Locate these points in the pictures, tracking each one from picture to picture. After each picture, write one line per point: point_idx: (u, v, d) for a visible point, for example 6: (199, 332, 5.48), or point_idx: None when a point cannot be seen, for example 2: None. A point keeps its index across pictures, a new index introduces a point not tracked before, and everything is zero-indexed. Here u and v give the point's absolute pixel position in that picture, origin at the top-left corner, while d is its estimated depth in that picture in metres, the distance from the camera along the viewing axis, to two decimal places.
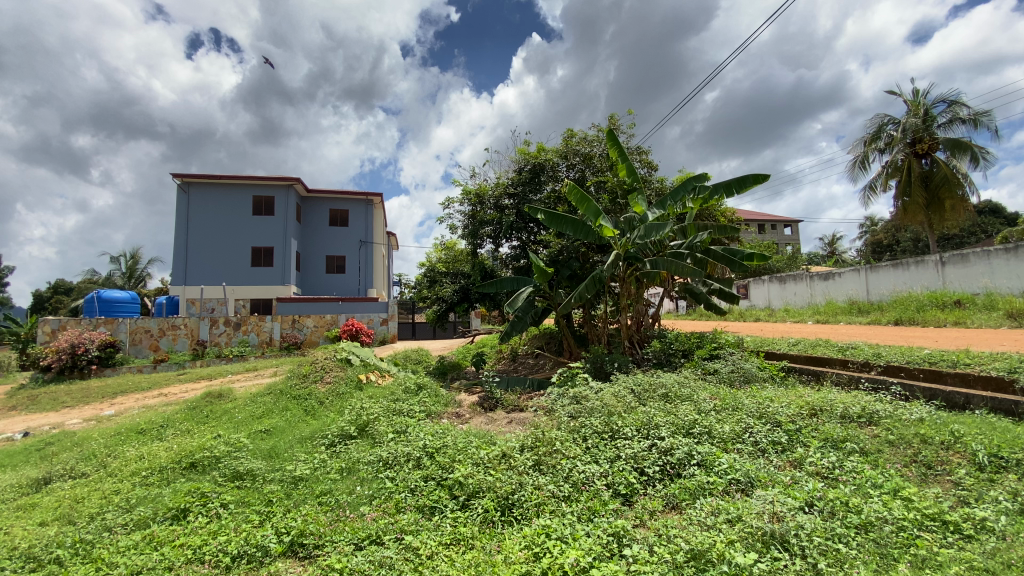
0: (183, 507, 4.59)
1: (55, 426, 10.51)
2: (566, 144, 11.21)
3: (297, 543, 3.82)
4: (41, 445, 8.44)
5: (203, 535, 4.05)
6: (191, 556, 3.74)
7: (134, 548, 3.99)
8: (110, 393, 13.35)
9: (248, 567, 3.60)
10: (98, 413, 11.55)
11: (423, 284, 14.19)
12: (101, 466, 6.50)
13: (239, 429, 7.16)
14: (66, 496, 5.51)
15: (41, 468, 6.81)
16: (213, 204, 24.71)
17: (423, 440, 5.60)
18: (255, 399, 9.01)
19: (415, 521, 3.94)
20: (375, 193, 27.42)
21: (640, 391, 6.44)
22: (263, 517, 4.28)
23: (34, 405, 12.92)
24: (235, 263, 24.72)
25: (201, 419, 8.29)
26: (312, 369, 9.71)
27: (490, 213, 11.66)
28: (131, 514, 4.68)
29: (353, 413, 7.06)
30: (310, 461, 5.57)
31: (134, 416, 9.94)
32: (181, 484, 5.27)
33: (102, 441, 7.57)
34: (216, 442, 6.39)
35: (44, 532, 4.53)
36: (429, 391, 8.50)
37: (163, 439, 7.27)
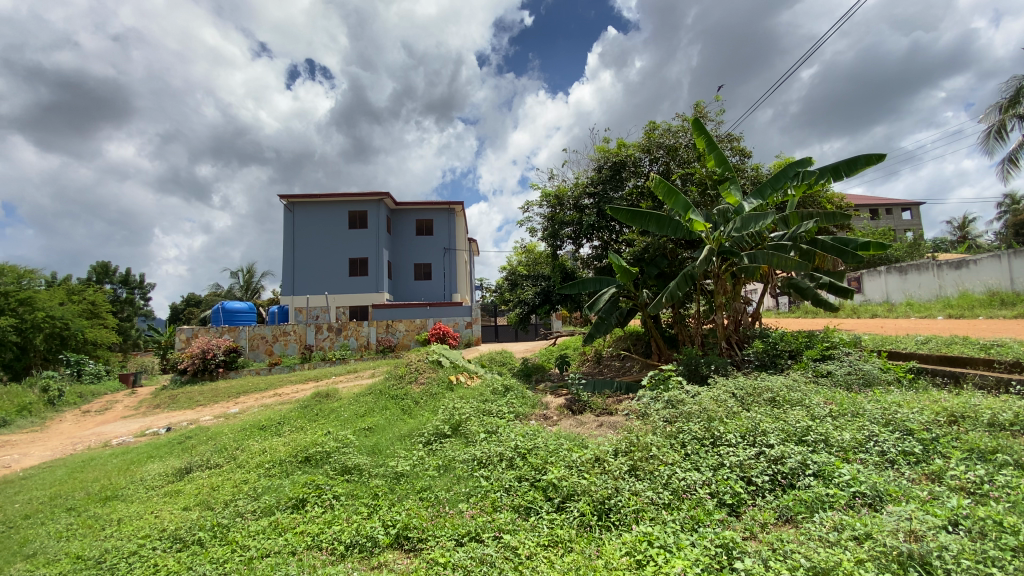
0: (301, 497, 5.02)
1: (192, 422, 11.95)
2: (648, 138, 10.85)
3: (403, 535, 4.00)
4: (182, 439, 9.64)
5: (320, 524, 4.38)
6: (310, 543, 4.07)
7: (262, 533, 4.42)
8: (234, 393, 15.00)
9: (360, 556, 3.84)
10: (225, 411, 12.99)
11: (505, 287, 14.40)
12: (231, 458, 7.30)
13: (346, 426, 7.70)
14: (205, 483, 6.27)
15: (185, 458, 7.81)
16: (313, 220, 26.94)
17: (514, 441, 5.65)
18: (357, 398, 9.65)
19: (512, 521, 3.97)
20: (457, 201, 28.31)
21: (742, 395, 6.01)
22: (371, 510, 4.55)
23: (174, 404, 14.82)
24: (333, 273, 26.71)
25: (312, 416, 9.02)
26: (407, 370, 10.25)
27: (570, 213, 11.56)
28: (258, 502, 5.18)
29: (446, 413, 7.30)
30: (410, 458, 5.84)
31: (255, 414, 11.04)
32: (298, 476, 5.77)
33: (231, 436, 8.50)
34: (326, 438, 6.91)
35: (189, 515, 5.17)
36: (517, 392, 8.58)
37: (281, 435, 8.01)
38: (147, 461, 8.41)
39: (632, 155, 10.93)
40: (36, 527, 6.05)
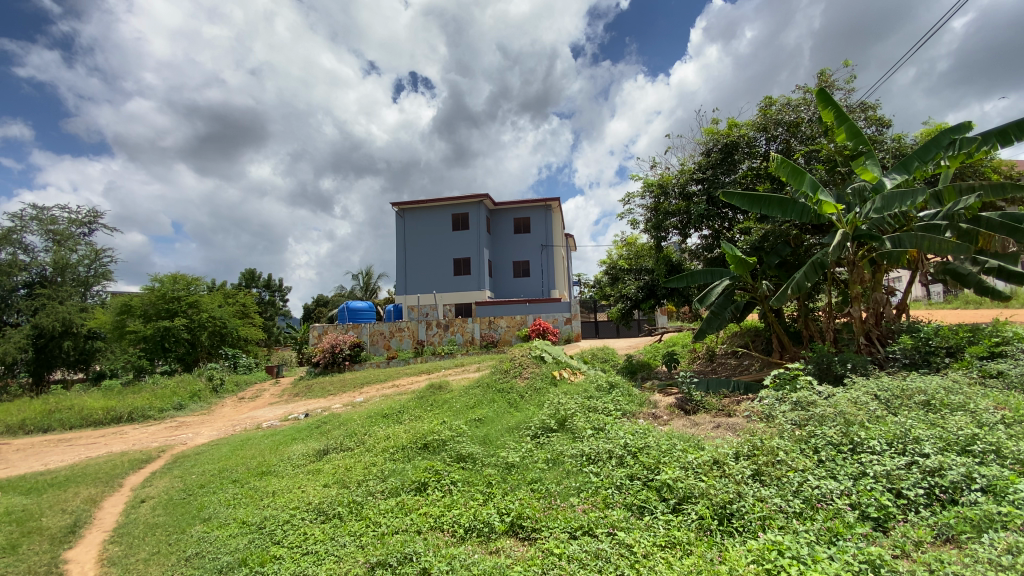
0: (423, 481, 5.41)
1: (325, 410, 13.40)
2: (764, 115, 10.04)
3: (517, 523, 4.15)
4: (319, 424, 10.86)
5: (442, 507, 4.71)
6: (433, 524, 4.38)
7: (391, 511, 4.88)
8: (358, 383, 16.54)
9: (479, 539, 4.05)
10: (352, 400, 14.38)
11: (605, 282, 14.17)
12: (359, 442, 8.05)
13: (459, 417, 8.13)
14: (340, 463, 7.02)
15: (322, 441, 8.79)
16: (420, 223, 28.75)
17: (624, 438, 5.57)
18: (466, 391, 10.12)
19: (625, 519, 3.93)
20: (553, 197, 28.40)
21: (887, 398, 5.33)
22: (486, 497, 4.79)
23: (310, 393, 16.73)
24: (439, 273, 28.25)
25: (428, 406, 9.65)
26: (511, 365, 10.55)
27: (675, 202, 11.07)
28: (386, 483, 5.67)
29: (552, 408, 7.38)
30: (519, 450, 6.01)
31: (378, 403, 12.06)
32: (419, 461, 6.23)
33: (358, 423, 9.37)
34: (441, 427, 7.35)
35: (329, 491, 5.85)
36: (623, 389, 8.39)
37: (401, 423, 8.68)
38: (292, 442, 9.61)
39: (746, 136, 10.20)
40: (210, 495, 7.21)
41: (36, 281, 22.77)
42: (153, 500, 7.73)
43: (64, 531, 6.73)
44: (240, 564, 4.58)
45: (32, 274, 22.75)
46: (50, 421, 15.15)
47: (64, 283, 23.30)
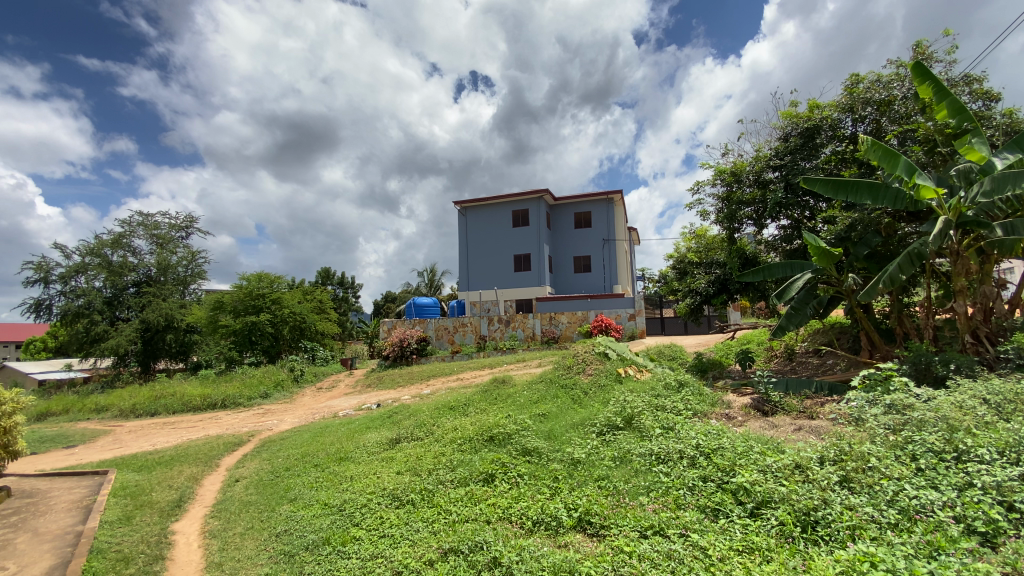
0: (490, 473, 5.54)
1: (395, 401, 14.02)
2: (849, 95, 9.30)
3: (585, 519, 4.15)
4: (390, 414, 11.38)
5: (510, 499, 4.81)
6: (501, 515, 4.49)
7: (461, 501, 5.05)
8: (425, 376, 17.13)
9: (547, 533, 4.09)
10: (420, 392, 14.93)
11: (672, 277, 13.73)
12: (428, 433, 8.35)
13: (523, 411, 8.22)
14: (411, 452, 7.33)
15: (394, 431, 9.20)
16: (482, 220, 29.22)
17: (696, 439, 5.39)
18: (530, 385, 10.20)
19: (698, 521, 3.81)
20: (616, 190, 27.81)
21: (999, 403, 4.78)
22: (553, 491, 4.82)
23: (382, 384, 17.57)
24: (501, 269, 28.59)
25: (492, 399, 9.83)
26: (575, 361, 10.51)
27: (750, 191, 10.50)
28: (455, 473, 5.86)
29: (618, 405, 7.29)
30: (585, 446, 5.99)
31: (443, 396, 12.45)
32: (486, 453, 6.37)
33: (427, 414, 9.71)
34: (506, 421, 7.47)
35: (402, 479, 6.13)
36: (692, 388, 8.12)
37: (468, 415, 8.90)
38: (367, 431, 10.15)
39: (829, 118, 9.53)
40: (295, 477, 7.78)
41: (143, 280, 25.48)
42: (246, 480, 8.47)
43: (171, 505, 7.53)
44: (323, 543, 4.93)
45: (140, 274, 25.48)
46: (156, 405, 16.96)
47: (167, 282, 25.89)
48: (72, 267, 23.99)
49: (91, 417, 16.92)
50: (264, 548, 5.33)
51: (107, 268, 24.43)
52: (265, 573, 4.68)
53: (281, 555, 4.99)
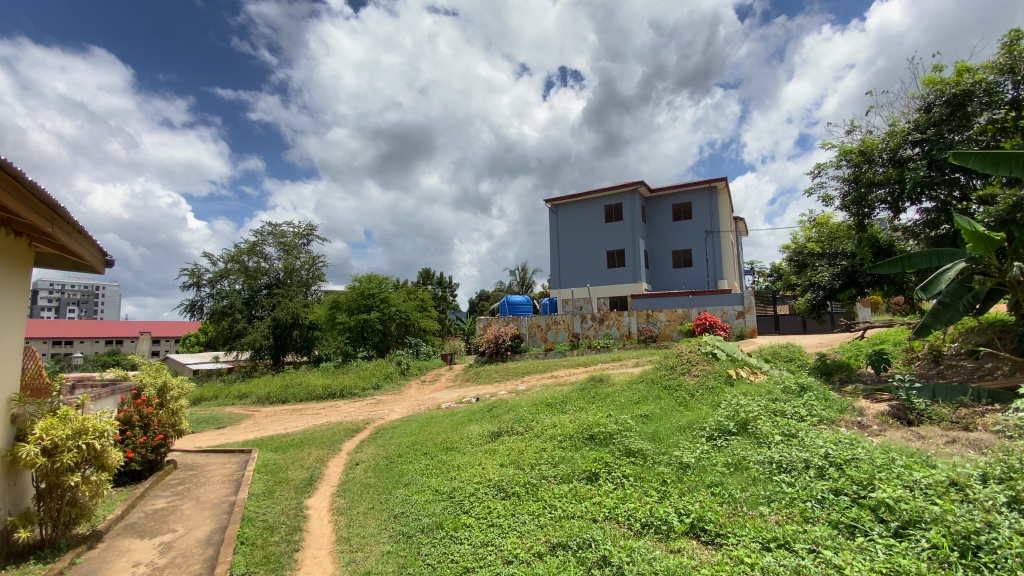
0: (594, 471, 5.52)
1: (493, 395, 14.49)
2: (1011, 52, 7.91)
3: (699, 526, 3.98)
4: (490, 407, 11.77)
5: (616, 499, 4.76)
6: (608, 514, 4.48)
7: (565, 497, 5.12)
8: (521, 373, 17.45)
9: (657, 536, 4.00)
10: (516, 387, 15.28)
11: (788, 270, 12.60)
12: (528, 428, 8.50)
13: (625, 411, 8.06)
14: (513, 446, 7.53)
15: (495, 424, 9.48)
16: (575, 217, 29.03)
17: (824, 448, 4.93)
18: (630, 385, 9.96)
19: (831, 537, 3.49)
20: (719, 178, 26.11)
21: None
22: (661, 494, 4.69)
23: (480, 379, 18.28)
24: (595, 266, 28.19)
25: (591, 398, 9.75)
26: (679, 361, 10.09)
27: (882, 172, 9.34)
28: (558, 469, 5.92)
29: (730, 408, 6.89)
30: (695, 451, 5.72)
31: (540, 392, 12.58)
32: (588, 451, 6.35)
33: (526, 409, 9.89)
34: (607, 420, 7.38)
35: (506, 471, 6.33)
36: (816, 393, 7.40)
37: (566, 413, 8.94)
38: (469, 423, 10.59)
39: (983, 82, 8.22)
40: (407, 464, 8.37)
41: (274, 283, 28.84)
42: (365, 464, 9.27)
43: (304, 483, 8.46)
44: (437, 527, 5.27)
45: (271, 278, 28.88)
46: (286, 394, 19.12)
47: (292, 284, 29.07)
48: (218, 272, 27.84)
49: (236, 402, 19.55)
50: (385, 528, 5.79)
51: (245, 273, 28.02)
52: (387, 550, 5.10)
53: (399, 536, 5.40)
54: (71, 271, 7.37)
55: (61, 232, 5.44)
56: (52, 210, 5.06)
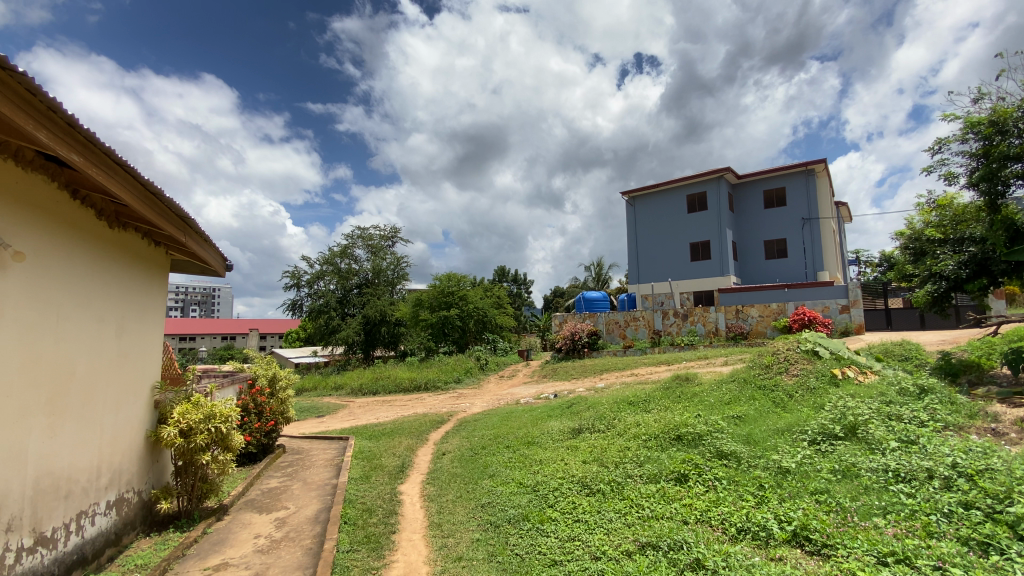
0: (683, 473, 5.36)
1: (571, 392, 14.49)
2: None
3: (802, 535, 3.74)
4: (570, 404, 11.77)
5: (708, 502, 4.59)
6: (700, 517, 4.34)
7: (653, 497, 5.02)
8: (599, 370, 17.25)
9: (755, 542, 3.82)
10: (595, 384, 15.17)
11: (903, 259, 11.32)
12: (610, 426, 8.39)
13: (715, 411, 7.71)
14: (596, 444, 7.46)
15: (575, 421, 9.47)
16: (655, 209, 28.07)
17: (951, 457, 4.41)
18: (719, 385, 9.49)
19: (961, 554, 3.13)
20: (818, 160, 23.98)
21: None
22: (758, 500, 4.45)
23: (558, 374, 18.36)
24: (677, 259, 27.08)
25: (677, 397, 9.42)
26: (775, 360, 9.46)
27: (1019, 144, 8.12)
28: (644, 468, 5.81)
29: (835, 411, 6.35)
30: (796, 456, 5.34)
31: (621, 390, 12.37)
32: (675, 452, 6.16)
33: (607, 407, 9.78)
34: (696, 420, 7.09)
35: (590, 468, 6.32)
36: (940, 396, 6.61)
37: (651, 412, 8.71)
38: (549, 419, 10.68)
39: None
40: (491, 456, 8.60)
41: (364, 282, 30.82)
42: (451, 455, 9.68)
43: (397, 470, 9.01)
44: (523, 519, 5.39)
45: (361, 278, 30.89)
46: (377, 386, 20.43)
47: (380, 284, 30.90)
48: (315, 273, 30.26)
49: (333, 393, 21.23)
50: (474, 516, 6.03)
51: (337, 274, 30.22)
52: (477, 538, 5.30)
53: (487, 524, 5.59)
54: (196, 274, 8.39)
55: (191, 240, 6.25)
56: (185, 221, 5.81)
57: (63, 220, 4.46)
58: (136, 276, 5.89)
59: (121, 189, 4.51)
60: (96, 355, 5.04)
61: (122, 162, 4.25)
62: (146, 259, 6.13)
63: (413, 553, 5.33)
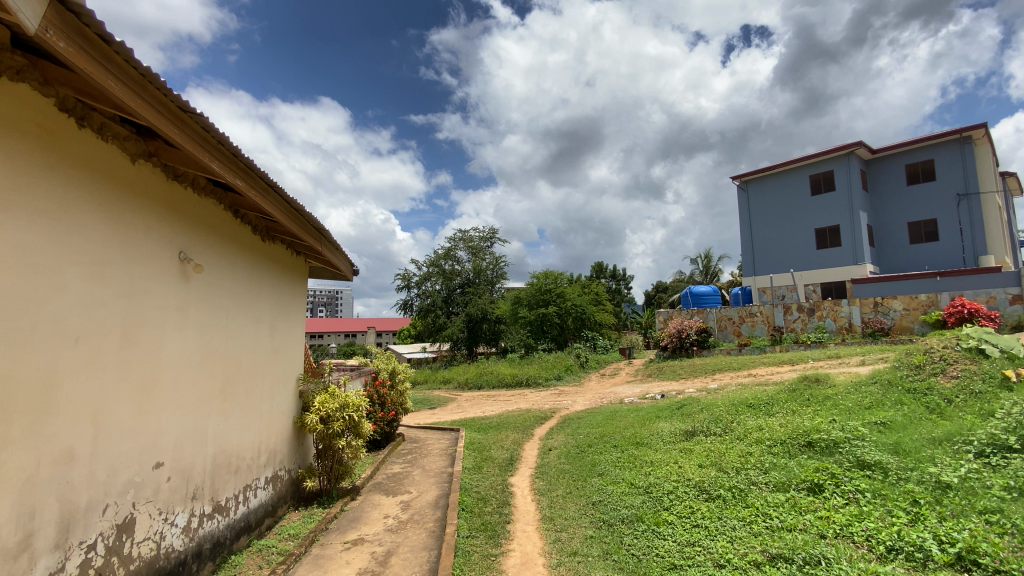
0: (817, 482, 4.91)
1: (680, 392, 13.91)
2: None
3: (969, 558, 3.26)
4: (680, 405, 11.28)
5: (849, 515, 4.17)
6: (839, 531, 3.97)
7: (782, 506, 4.67)
8: (711, 369, 16.32)
9: (908, 564, 3.41)
10: (706, 385, 14.41)
11: None
12: (728, 429, 7.90)
13: (853, 417, 6.92)
14: (713, 448, 7.06)
15: (687, 423, 9.05)
16: (771, 194, 25.78)
17: None
18: (856, 387, 8.49)
19: None
20: (977, 124, 20.38)
21: None
22: (911, 516, 3.95)
23: (665, 373, 17.69)
24: (799, 247, 24.61)
25: (804, 400, 8.60)
26: (927, 360, 8.26)
27: None
28: (770, 476, 5.40)
29: (1009, 419, 5.40)
30: (958, 469, 4.63)
31: (736, 391, 11.59)
32: (806, 460, 5.65)
33: (723, 409, 9.22)
34: (829, 426, 6.43)
35: (708, 472, 6.03)
36: None
37: (774, 416, 8.05)
38: (658, 419, 10.33)
39: None
40: (599, 454, 8.55)
41: (467, 282, 32.19)
42: (558, 450, 9.80)
43: (506, 462, 9.32)
44: (638, 519, 5.31)
45: (464, 277, 32.31)
46: (481, 380, 21.30)
47: (481, 283, 32.05)
48: (422, 275, 32.27)
49: (442, 386, 22.55)
50: (586, 513, 6.07)
51: (442, 274, 31.96)
52: (590, 535, 5.33)
53: (601, 522, 5.59)
54: (328, 279, 9.39)
55: (326, 249, 7.06)
56: (321, 232, 6.56)
57: (230, 236, 5.29)
58: (284, 282, 6.79)
59: (273, 208, 5.24)
60: (256, 351, 5.91)
61: (272, 184, 4.92)
62: (291, 267, 7.04)
63: (528, 544, 5.50)
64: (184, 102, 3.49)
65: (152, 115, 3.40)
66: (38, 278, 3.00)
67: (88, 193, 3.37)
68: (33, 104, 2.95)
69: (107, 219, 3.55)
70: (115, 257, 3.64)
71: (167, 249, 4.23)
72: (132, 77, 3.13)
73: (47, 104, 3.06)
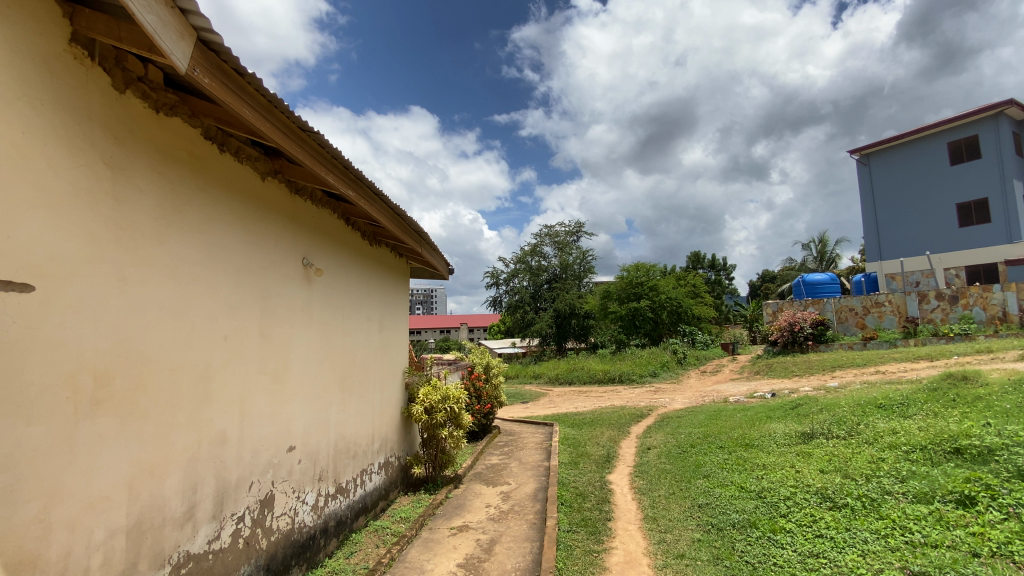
0: (968, 494, 4.26)
1: (793, 391, 12.82)
2: None
3: None
4: (794, 404, 10.38)
5: (1010, 533, 3.59)
6: (998, 551, 3.43)
7: (924, 519, 4.12)
8: (829, 366, 14.81)
9: None
10: (825, 383, 13.15)
11: None
12: (854, 433, 7.12)
13: (1015, 420, 5.89)
14: (836, 452, 6.41)
15: (804, 424, 8.28)
16: (898, 167, 22.72)
17: None
18: (1019, 387, 7.21)
19: None
20: None
21: None
22: None
23: (773, 371, 16.37)
24: (936, 226, 21.44)
25: (949, 401, 7.49)
26: None
27: None
28: (908, 485, 4.78)
29: None
30: None
31: (861, 391, 10.41)
32: (953, 468, 4.92)
33: (848, 410, 8.31)
34: (982, 431, 5.54)
35: (830, 478, 5.49)
36: None
37: (911, 418, 7.10)
38: (769, 420, 9.59)
39: None
40: (703, 455, 8.14)
41: (554, 277, 32.21)
42: (657, 449, 9.49)
43: (603, 459, 9.21)
44: (751, 525, 4.98)
45: (551, 273, 32.35)
46: (573, 376, 21.26)
47: (568, 278, 31.87)
48: (510, 272, 32.81)
49: (534, 381, 22.85)
50: (691, 515, 5.82)
51: (529, 271, 32.29)
52: (698, 538, 5.10)
53: (709, 526, 5.33)
54: (427, 279, 9.90)
55: (426, 249, 7.45)
56: (420, 234, 6.93)
57: (344, 242, 5.79)
58: (390, 281, 7.29)
59: (379, 214, 5.62)
60: (369, 346, 6.41)
61: (378, 193, 5.28)
62: (396, 268, 7.54)
63: (631, 543, 5.40)
64: (303, 122, 3.86)
65: (278, 137, 3.81)
66: (198, 284, 3.51)
67: (228, 209, 3.84)
68: (184, 134, 3.41)
69: (245, 232, 4.04)
70: (252, 264, 4.13)
71: (293, 256, 4.72)
72: (260, 103, 3.51)
73: (196, 134, 3.53)
